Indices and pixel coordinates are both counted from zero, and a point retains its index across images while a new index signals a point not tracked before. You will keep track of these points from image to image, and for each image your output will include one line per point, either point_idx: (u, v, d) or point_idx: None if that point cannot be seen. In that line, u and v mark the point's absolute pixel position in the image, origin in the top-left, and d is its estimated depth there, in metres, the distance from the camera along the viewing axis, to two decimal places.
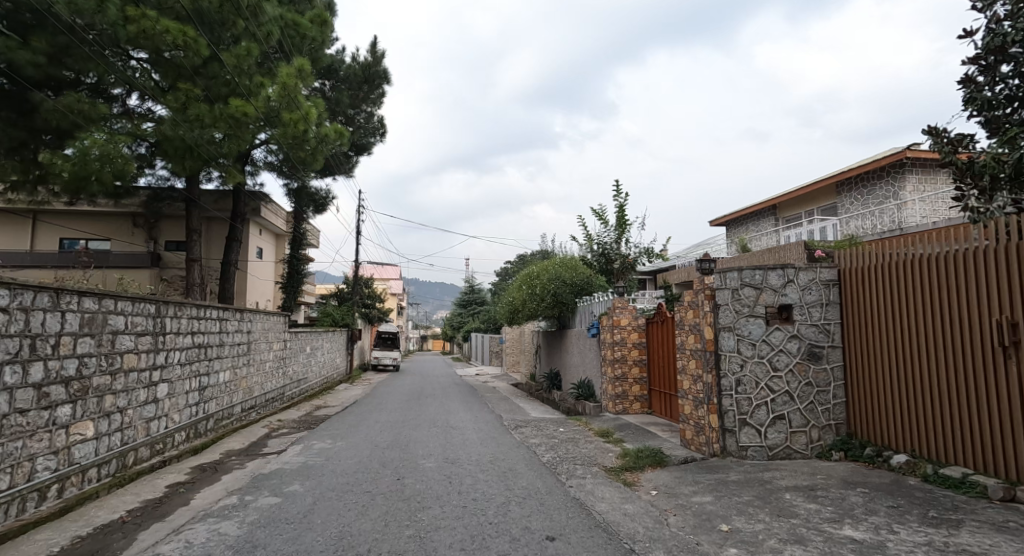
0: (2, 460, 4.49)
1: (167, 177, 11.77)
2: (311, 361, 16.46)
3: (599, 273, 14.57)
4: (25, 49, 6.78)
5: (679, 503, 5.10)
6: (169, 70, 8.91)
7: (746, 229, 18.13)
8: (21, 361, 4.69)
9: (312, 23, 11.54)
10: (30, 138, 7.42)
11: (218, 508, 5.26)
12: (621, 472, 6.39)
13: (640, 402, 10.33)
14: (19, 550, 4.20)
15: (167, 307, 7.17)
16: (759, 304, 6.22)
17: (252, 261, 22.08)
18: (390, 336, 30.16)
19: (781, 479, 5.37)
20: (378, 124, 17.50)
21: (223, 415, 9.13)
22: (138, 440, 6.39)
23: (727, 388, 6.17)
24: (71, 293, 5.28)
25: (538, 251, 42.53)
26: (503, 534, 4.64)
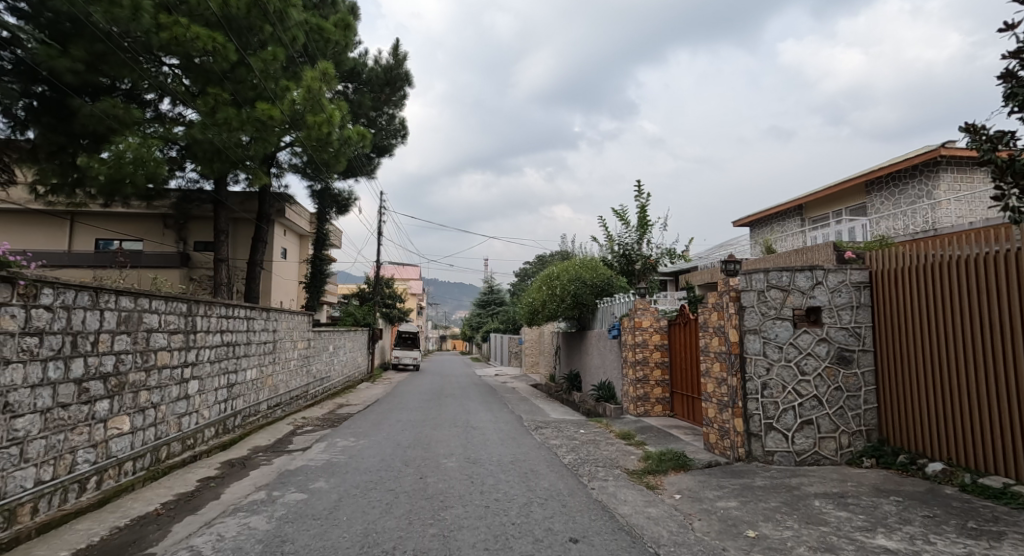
0: (47, 453, 4.64)
1: (196, 179, 12.04)
2: (334, 360, 16.69)
3: (619, 273, 14.50)
4: (65, 57, 6.88)
5: (704, 507, 5.06)
6: (199, 75, 9.10)
7: (771, 229, 17.90)
8: (63, 357, 4.84)
9: (335, 27, 11.66)
10: (69, 142, 7.50)
11: (247, 503, 5.36)
12: (643, 475, 6.35)
13: (662, 404, 10.26)
14: (62, 539, 4.33)
15: (198, 306, 7.33)
16: (786, 306, 6.15)
17: (277, 261, 22.46)
18: (410, 336, 30.41)
19: (809, 485, 5.29)
20: (399, 126, 17.70)
21: (249, 412, 9.30)
22: (170, 435, 6.54)
23: (752, 391, 6.08)
24: (109, 293, 5.41)
25: (557, 252, 42.46)
26: (526, 534, 4.65)
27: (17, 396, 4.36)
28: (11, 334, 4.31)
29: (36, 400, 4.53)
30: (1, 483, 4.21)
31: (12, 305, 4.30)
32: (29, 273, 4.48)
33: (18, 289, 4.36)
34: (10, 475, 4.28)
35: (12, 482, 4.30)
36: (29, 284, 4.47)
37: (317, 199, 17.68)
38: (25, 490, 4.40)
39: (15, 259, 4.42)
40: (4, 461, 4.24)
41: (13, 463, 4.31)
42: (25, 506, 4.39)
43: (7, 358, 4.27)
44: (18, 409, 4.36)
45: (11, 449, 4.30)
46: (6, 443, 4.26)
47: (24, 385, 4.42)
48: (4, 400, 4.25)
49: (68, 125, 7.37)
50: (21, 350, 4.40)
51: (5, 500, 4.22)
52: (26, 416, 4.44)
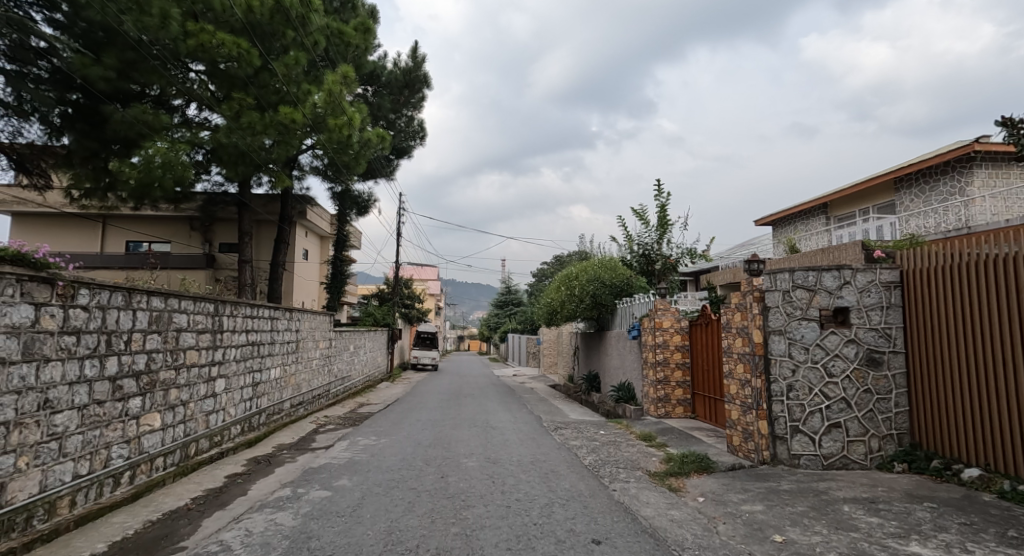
0: (83, 448, 4.76)
1: (221, 182, 12.25)
2: (354, 360, 16.85)
3: (639, 273, 14.55)
4: (98, 65, 7.03)
5: (728, 511, 5.00)
6: (224, 81, 9.26)
7: (795, 229, 17.62)
8: (98, 355, 4.94)
9: (356, 31, 11.76)
10: (102, 148, 7.69)
11: (273, 499, 5.42)
12: (665, 477, 6.30)
13: (683, 406, 10.16)
14: (98, 532, 4.45)
15: (225, 306, 7.45)
16: (812, 307, 6.05)
17: (298, 261, 22.74)
18: (428, 336, 30.55)
19: (838, 490, 5.19)
20: (418, 128, 17.81)
21: (274, 410, 9.43)
22: (198, 432, 6.66)
23: (777, 393, 5.99)
24: (141, 293, 5.53)
25: (575, 253, 42.27)
26: (548, 535, 4.64)
27: (56, 393, 4.48)
28: (50, 333, 4.43)
29: (73, 397, 4.65)
30: (42, 476, 4.32)
31: (51, 306, 4.41)
32: (67, 275, 4.59)
33: (57, 290, 4.47)
34: (50, 468, 4.40)
35: (52, 475, 4.41)
36: (66, 284, 4.58)
37: (337, 201, 17.87)
38: (64, 483, 4.52)
39: (54, 261, 4.50)
40: (43, 455, 4.35)
41: (53, 457, 4.43)
42: (63, 499, 4.51)
43: (47, 356, 4.39)
44: (57, 405, 4.47)
45: (51, 444, 4.42)
46: (46, 438, 4.37)
47: (62, 383, 4.53)
48: (44, 397, 4.36)
49: (100, 131, 7.54)
50: (59, 348, 4.51)
51: (45, 493, 4.34)
52: (64, 412, 4.55)
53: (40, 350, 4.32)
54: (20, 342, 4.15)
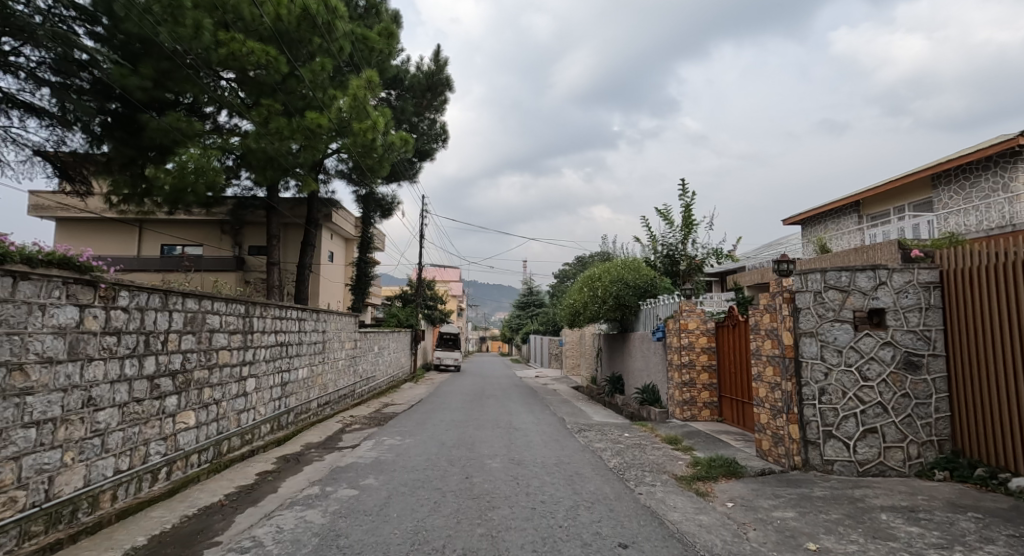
0: (123, 444, 4.87)
1: (250, 187, 12.49)
2: (379, 360, 17.01)
3: (663, 274, 14.43)
4: (135, 76, 7.23)
5: (759, 517, 4.90)
6: (253, 87, 9.43)
7: (825, 228, 17.24)
8: (137, 355, 5.06)
9: (380, 36, 11.88)
10: (139, 155, 7.98)
11: (303, 497, 5.50)
12: (692, 481, 6.21)
13: (709, 409, 10.02)
14: (138, 526, 4.57)
15: (255, 307, 7.58)
16: (845, 308, 5.90)
17: (324, 263, 23.06)
18: (451, 337, 30.68)
19: (874, 497, 5.05)
20: (440, 131, 17.91)
21: (302, 410, 9.57)
22: (230, 430, 6.78)
23: (809, 397, 5.86)
24: (177, 294, 5.65)
25: (598, 255, 41.99)
26: (574, 538, 4.60)
27: (99, 391, 4.59)
28: (94, 333, 4.54)
29: (115, 395, 4.76)
30: (86, 471, 4.44)
31: (94, 307, 4.53)
32: (108, 276, 4.70)
33: (99, 291, 4.59)
34: (94, 463, 4.52)
35: (95, 470, 4.53)
36: (108, 286, 4.69)
37: (361, 204, 18.08)
38: (106, 478, 4.65)
39: (98, 265, 4.61)
40: (87, 451, 4.46)
41: (96, 453, 4.55)
42: (106, 493, 4.64)
43: (90, 355, 4.50)
44: (99, 403, 4.59)
45: (94, 440, 4.54)
46: (90, 434, 4.49)
47: (104, 381, 4.64)
48: (88, 395, 4.47)
49: (137, 138, 7.77)
50: (101, 348, 4.62)
51: (89, 488, 4.46)
52: (107, 409, 4.67)
53: (84, 350, 4.43)
54: (66, 342, 4.27)
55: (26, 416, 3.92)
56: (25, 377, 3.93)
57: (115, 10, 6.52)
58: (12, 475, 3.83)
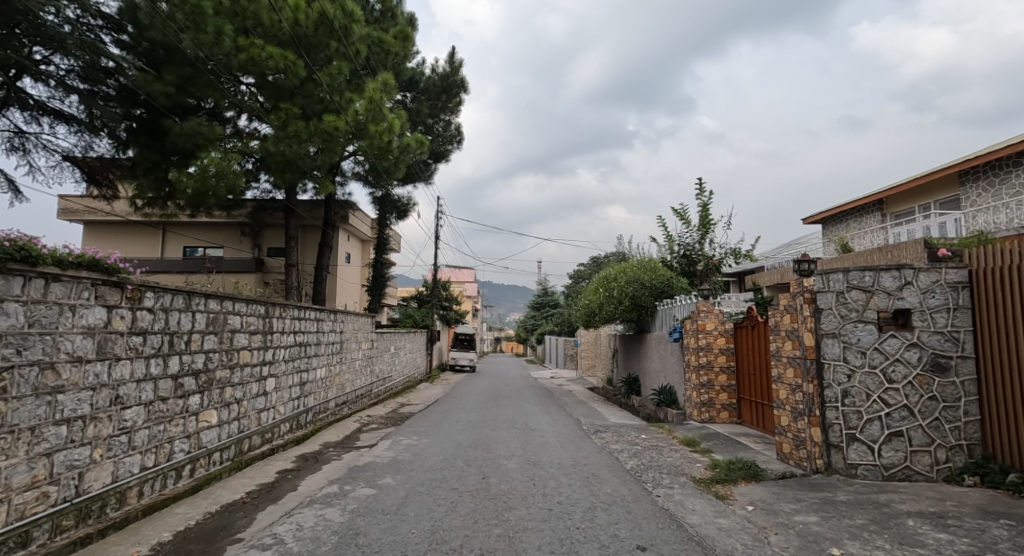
0: (148, 442, 4.93)
1: (268, 189, 12.63)
2: (395, 361, 17.09)
3: (680, 274, 14.32)
4: (160, 81, 7.35)
5: (780, 521, 4.82)
6: (272, 91, 9.54)
7: (847, 227, 16.96)
8: (162, 355, 5.12)
9: (395, 39, 11.94)
10: (162, 159, 8.17)
11: (322, 495, 5.53)
12: (712, 484, 6.13)
13: (728, 410, 9.90)
14: (164, 522, 4.63)
15: (275, 308, 7.65)
16: (869, 308, 5.78)
17: (341, 264, 23.24)
18: (466, 337, 30.72)
19: (900, 502, 4.94)
20: (455, 132, 17.95)
21: (320, 409, 9.64)
22: (251, 429, 6.85)
23: (832, 400, 5.76)
24: (200, 295, 5.71)
25: (613, 256, 41.80)
26: (592, 540, 4.55)
27: (126, 390, 4.65)
28: (121, 333, 4.61)
29: (141, 394, 4.82)
30: (114, 468, 4.50)
31: (121, 307, 4.59)
32: (135, 278, 4.76)
33: (126, 292, 4.65)
34: (121, 460, 4.58)
35: (122, 467, 4.59)
36: (134, 287, 4.75)
37: (377, 205, 18.20)
38: (133, 474, 4.71)
39: (125, 266, 4.67)
40: (115, 448, 4.52)
41: (123, 450, 4.61)
42: (133, 490, 4.70)
43: (117, 355, 4.56)
44: (126, 401, 4.65)
45: (121, 438, 4.60)
46: (117, 432, 4.55)
47: (131, 380, 4.70)
48: (116, 393, 4.54)
49: (160, 143, 8.01)
50: (128, 348, 4.68)
51: (116, 484, 4.52)
52: (133, 407, 4.73)
53: (111, 349, 4.49)
54: (95, 342, 4.33)
55: (57, 413, 3.98)
56: (56, 376, 3.99)
57: (140, 17, 6.63)
58: (44, 471, 3.90)
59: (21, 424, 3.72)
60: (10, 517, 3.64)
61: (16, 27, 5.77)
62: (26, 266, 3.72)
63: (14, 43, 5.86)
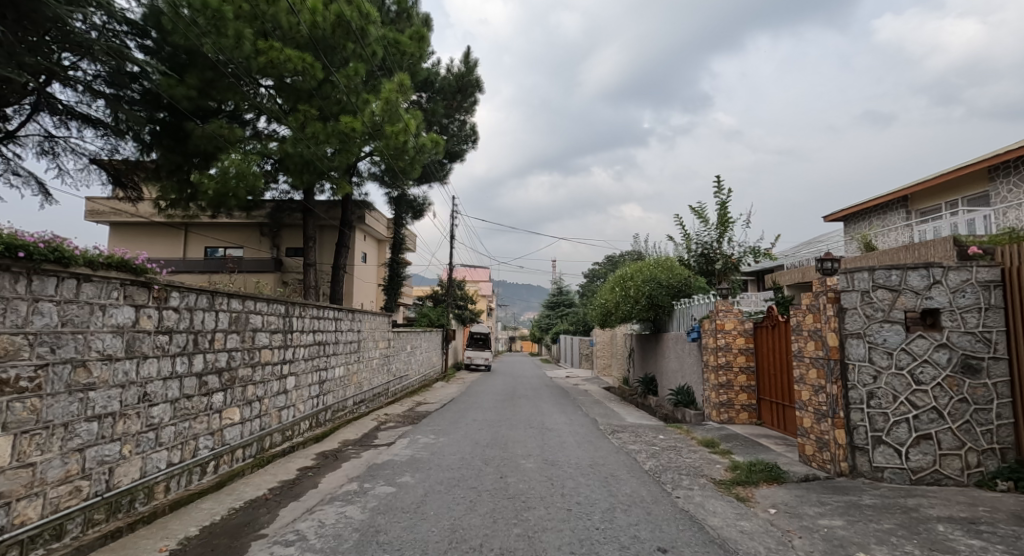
0: (175, 439, 5.00)
1: (287, 190, 12.76)
2: (411, 360, 17.17)
3: (698, 273, 14.19)
4: (182, 85, 7.61)
5: (804, 525, 4.74)
6: (291, 94, 9.67)
7: (870, 225, 16.66)
8: (187, 353, 5.19)
9: (411, 40, 11.93)
10: (185, 161, 8.45)
11: (342, 492, 5.56)
12: (732, 486, 6.05)
13: (747, 411, 9.79)
14: (190, 517, 4.70)
15: (295, 307, 7.73)
16: (896, 308, 5.66)
17: (358, 264, 23.40)
18: (482, 337, 30.69)
19: (929, 507, 4.84)
20: (470, 132, 17.98)
21: (338, 408, 9.71)
22: (272, 427, 6.93)
23: (856, 401, 5.67)
24: (223, 295, 5.78)
25: (628, 255, 41.53)
26: (612, 541, 4.52)
27: (153, 387, 4.72)
28: (148, 332, 4.68)
29: (167, 391, 4.90)
30: (142, 463, 4.58)
31: (148, 307, 4.66)
32: (161, 278, 4.83)
33: (153, 292, 4.72)
34: (149, 456, 4.66)
35: (150, 462, 4.67)
36: (161, 287, 4.82)
37: (393, 205, 18.30)
38: (160, 470, 4.79)
39: (152, 266, 4.72)
40: (143, 444, 4.60)
41: (151, 447, 4.68)
42: (160, 485, 4.78)
43: (145, 353, 4.63)
44: (154, 399, 4.72)
45: (149, 434, 4.67)
46: (145, 428, 4.62)
47: (158, 378, 4.77)
48: (144, 391, 4.61)
49: (184, 145, 8.30)
50: (155, 347, 4.75)
51: (145, 479, 4.61)
52: (160, 405, 4.81)
53: (139, 348, 4.56)
54: (124, 340, 4.39)
55: (89, 410, 4.05)
56: (88, 373, 4.06)
57: (163, 23, 6.85)
58: (77, 465, 3.97)
59: (55, 420, 3.80)
60: (44, 511, 3.72)
61: (46, 34, 5.90)
62: (59, 267, 3.79)
63: (45, 50, 6.00)
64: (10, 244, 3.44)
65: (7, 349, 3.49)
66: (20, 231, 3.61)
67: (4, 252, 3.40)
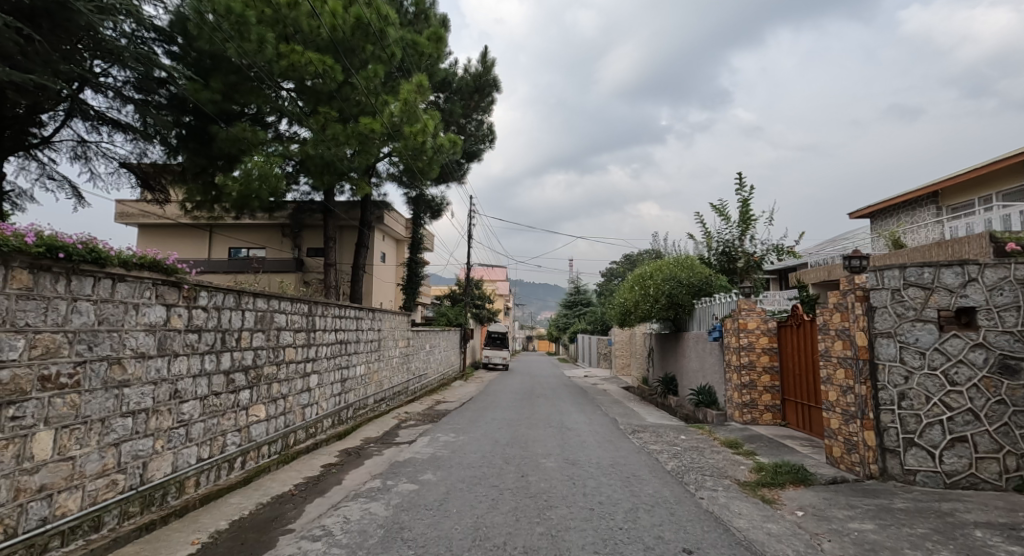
0: (204, 435, 5.07)
1: (308, 191, 12.89)
2: (430, 359, 17.23)
3: (719, 272, 14.01)
4: (207, 90, 7.74)
5: (833, 528, 4.64)
6: (311, 96, 9.72)
7: (899, 221, 16.30)
8: (215, 351, 5.27)
9: (429, 42, 11.93)
10: (210, 164, 8.59)
11: (366, 489, 5.60)
12: (757, 487, 5.95)
13: (771, 412, 9.65)
14: (220, 511, 4.77)
15: (317, 306, 7.80)
16: (928, 307, 5.52)
17: (377, 264, 23.54)
18: (499, 336, 30.70)
19: (965, 512, 4.71)
20: (488, 131, 17.97)
21: (360, 406, 9.79)
22: (296, 424, 7.00)
23: (887, 402, 5.54)
24: (249, 295, 5.86)
25: (647, 254, 41.19)
26: (635, 541, 4.47)
27: (183, 385, 4.80)
28: (179, 331, 4.75)
29: (197, 388, 4.97)
30: (173, 458, 4.65)
31: (178, 306, 4.74)
32: (190, 277, 4.91)
33: (183, 292, 4.79)
34: (180, 451, 4.73)
35: (181, 458, 4.74)
36: (190, 287, 4.89)
37: (412, 205, 18.37)
38: (191, 465, 4.87)
39: (182, 267, 4.79)
40: (174, 439, 4.67)
41: (181, 442, 4.76)
42: (190, 479, 4.85)
43: (176, 351, 4.70)
44: (184, 395, 4.80)
45: (180, 430, 4.75)
46: (176, 424, 4.69)
47: (188, 375, 4.85)
48: (174, 388, 4.69)
49: (208, 149, 8.42)
50: (185, 345, 4.83)
51: (176, 474, 4.68)
52: (190, 401, 4.88)
53: (171, 346, 4.64)
54: (156, 339, 4.47)
55: (124, 406, 4.13)
56: (123, 370, 4.13)
57: (189, 29, 7.01)
58: (113, 459, 4.05)
59: (93, 415, 3.87)
60: (84, 503, 3.80)
61: (78, 43, 6.06)
62: (96, 267, 3.86)
63: (77, 58, 6.14)
64: (50, 246, 3.51)
65: (48, 347, 3.57)
66: (60, 232, 3.68)
67: (45, 254, 3.48)
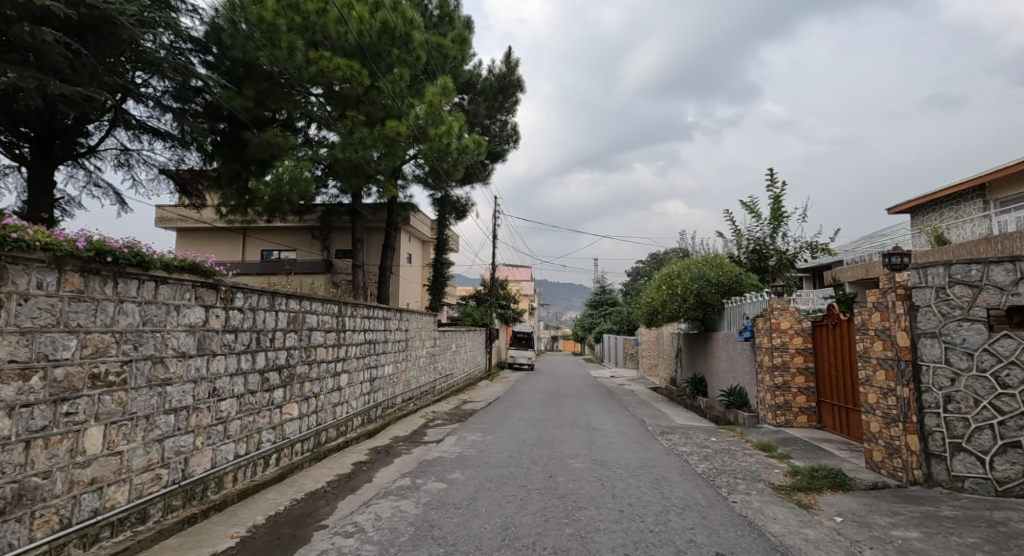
0: (240, 432, 5.13)
1: (336, 194, 13.01)
2: (456, 359, 17.24)
3: (750, 271, 13.71)
4: (241, 97, 7.87)
5: (876, 535, 4.46)
6: (339, 100, 9.73)
7: (941, 216, 15.72)
8: (251, 351, 5.33)
9: (453, 43, 11.93)
10: (243, 169, 8.69)
11: (396, 487, 5.60)
12: (793, 492, 5.77)
13: (806, 414, 9.39)
14: (256, 507, 4.82)
15: (346, 307, 7.86)
16: (976, 306, 5.27)
17: (403, 265, 23.72)
18: (525, 336, 30.63)
19: (1020, 521, 4.48)
20: (512, 132, 17.94)
21: (388, 405, 9.83)
22: (327, 422, 7.05)
23: (932, 406, 5.32)
24: (282, 296, 5.92)
25: (675, 253, 40.65)
26: (668, 544, 4.37)
27: (221, 383, 4.86)
28: (217, 331, 4.81)
29: (234, 387, 5.03)
30: (213, 454, 4.72)
31: (216, 307, 4.80)
32: (228, 279, 4.97)
33: (220, 293, 4.86)
34: (218, 448, 4.79)
35: (219, 454, 4.81)
36: (227, 288, 4.95)
37: (438, 205, 18.43)
38: (228, 461, 4.93)
39: (220, 269, 4.85)
40: (213, 436, 4.74)
41: (220, 439, 4.82)
42: (228, 475, 4.91)
43: (214, 351, 4.77)
44: (222, 393, 4.86)
45: (218, 427, 4.81)
46: (215, 421, 4.76)
47: (226, 374, 4.91)
48: (213, 387, 4.75)
49: (241, 154, 8.51)
50: (223, 345, 4.89)
51: (216, 469, 4.74)
52: (228, 399, 4.95)
53: (210, 346, 4.70)
54: (196, 339, 4.53)
55: (166, 403, 4.20)
56: (165, 369, 4.20)
57: (224, 39, 7.18)
58: (157, 455, 4.11)
59: (138, 412, 3.94)
60: (130, 496, 3.87)
61: (121, 56, 6.18)
62: (141, 270, 3.92)
63: (121, 70, 6.31)
64: (99, 249, 3.58)
65: (98, 346, 3.63)
66: (107, 236, 3.74)
67: (94, 257, 3.55)
